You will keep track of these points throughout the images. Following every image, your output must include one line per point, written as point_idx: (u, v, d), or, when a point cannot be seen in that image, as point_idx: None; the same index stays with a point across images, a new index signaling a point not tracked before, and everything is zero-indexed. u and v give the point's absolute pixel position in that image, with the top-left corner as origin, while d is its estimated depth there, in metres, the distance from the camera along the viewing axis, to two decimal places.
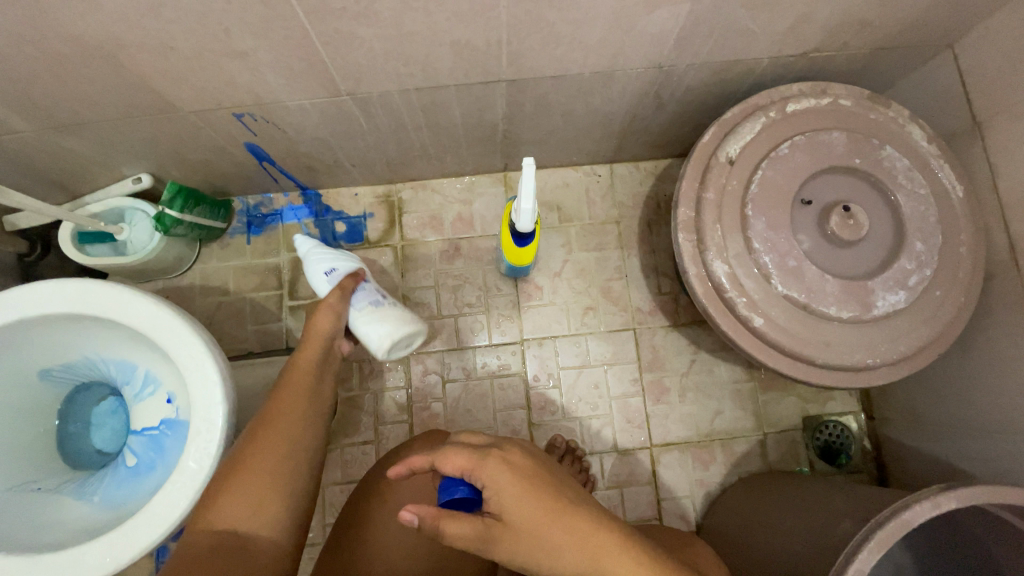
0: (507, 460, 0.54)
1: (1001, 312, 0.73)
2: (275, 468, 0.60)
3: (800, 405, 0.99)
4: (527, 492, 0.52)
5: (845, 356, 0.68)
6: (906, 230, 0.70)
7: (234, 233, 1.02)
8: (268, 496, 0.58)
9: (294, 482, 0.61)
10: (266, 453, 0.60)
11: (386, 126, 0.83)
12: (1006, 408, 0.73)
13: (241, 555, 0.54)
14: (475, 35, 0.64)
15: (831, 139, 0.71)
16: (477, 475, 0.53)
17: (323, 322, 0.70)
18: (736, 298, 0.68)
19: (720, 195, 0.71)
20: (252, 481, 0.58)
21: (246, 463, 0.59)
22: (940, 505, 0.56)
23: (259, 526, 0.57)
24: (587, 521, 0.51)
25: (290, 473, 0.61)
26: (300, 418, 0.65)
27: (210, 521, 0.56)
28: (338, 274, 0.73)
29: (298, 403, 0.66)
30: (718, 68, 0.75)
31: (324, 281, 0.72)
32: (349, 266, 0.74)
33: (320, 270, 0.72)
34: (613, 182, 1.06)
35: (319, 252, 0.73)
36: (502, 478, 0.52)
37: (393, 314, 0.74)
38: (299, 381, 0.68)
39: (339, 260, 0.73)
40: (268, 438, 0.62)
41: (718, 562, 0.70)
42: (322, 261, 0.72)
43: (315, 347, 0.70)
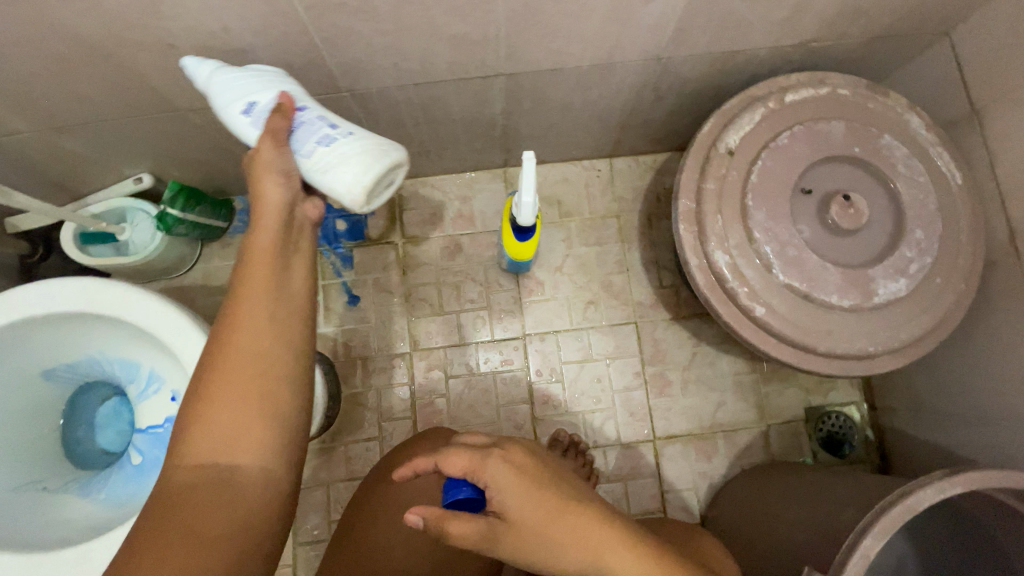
0: (509, 460, 0.53)
1: (1001, 299, 0.73)
2: (251, 385, 0.50)
3: (802, 396, 0.99)
4: (531, 491, 0.52)
5: (847, 344, 0.68)
6: (905, 217, 0.70)
7: (235, 232, 1.02)
8: (246, 418, 0.49)
9: (276, 397, 0.51)
10: (235, 370, 0.50)
11: (385, 122, 0.83)
12: (1008, 395, 0.73)
13: (228, 491, 0.47)
14: (474, 30, 0.64)
15: (830, 128, 0.71)
16: (480, 475, 0.53)
17: (269, 190, 0.55)
18: (737, 287, 0.68)
19: (720, 185, 0.71)
20: (224, 404, 0.49)
21: (214, 382, 0.50)
22: (944, 490, 0.56)
23: (240, 454, 0.48)
24: (591, 519, 0.51)
25: (269, 388, 0.51)
26: (272, 320, 0.53)
27: (185, 458, 0.48)
28: (260, 111, 0.55)
29: (264, 299, 0.53)
30: (716, 59, 0.75)
31: (244, 123, 0.55)
32: (272, 97, 0.55)
33: (235, 109, 0.55)
34: (613, 176, 1.06)
35: (227, 87, 0.55)
36: (505, 477, 0.52)
37: (353, 148, 0.52)
38: (260, 272, 0.54)
39: (255, 90, 0.55)
40: (235, 350, 0.51)
41: (727, 556, 0.68)
42: (236, 98, 0.54)
43: (272, 225, 0.55)
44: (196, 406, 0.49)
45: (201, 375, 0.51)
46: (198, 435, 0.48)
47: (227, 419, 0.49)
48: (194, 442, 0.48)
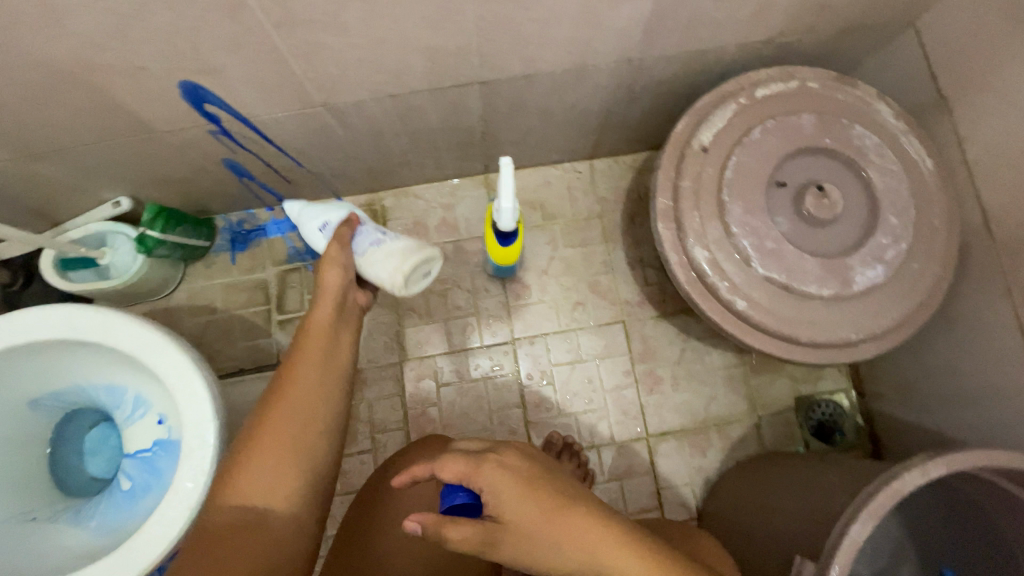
0: (504, 463, 0.54)
1: (979, 281, 0.74)
2: (294, 443, 0.58)
3: (791, 386, 1.00)
4: (526, 493, 0.52)
5: (829, 333, 0.69)
6: (880, 205, 0.71)
7: (218, 250, 1.01)
8: (286, 471, 0.56)
9: (314, 455, 0.59)
10: (281, 430, 0.58)
11: (364, 135, 0.83)
12: (992, 376, 0.74)
13: (264, 535, 0.53)
14: (445, 40, 0.64)
15: (801, 121, 0.72)
16: (476, 479, 0.53)
17: (333, 277, 0.64)
18: (718, 282, 0.69)
19: (696, 182, 0.72)
20: (268, 457, 0.56)
21: (261, 435, 0.57)
22: (928, 472, 0.56)
23: (276, 502, 0.55)
24: (586, 518, 0.52)
25: (310, 447, 0.59)
26: (318, 386, 0.61)
27: (230, 500, 0.54)
28: (330, 226, 0.66)
29: (313, 367, 0.62)
30: (688, 58, 0.76)
31: (322, 239, 0.67)
32: (342, 216, 0.67)
33: (313, 227, 0.67)
34: (594, 177, 1.07)
35: (309, 211, 0.68)
36: (500, 479, 0.53)
37: (397, 246, 0.63)
38: (314, 344, 0.63)
39: (329, 213, 0.67)
40: (283, 409, 0.59)
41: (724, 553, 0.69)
42: (315, 219, 0.67)
43: (330, 306, 0.64)
44: (245, 455, 0.56)
45: (250, 430, 0.58)
46: (243, 480, 0.55)
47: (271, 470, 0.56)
48: (236, 487, 0.55)
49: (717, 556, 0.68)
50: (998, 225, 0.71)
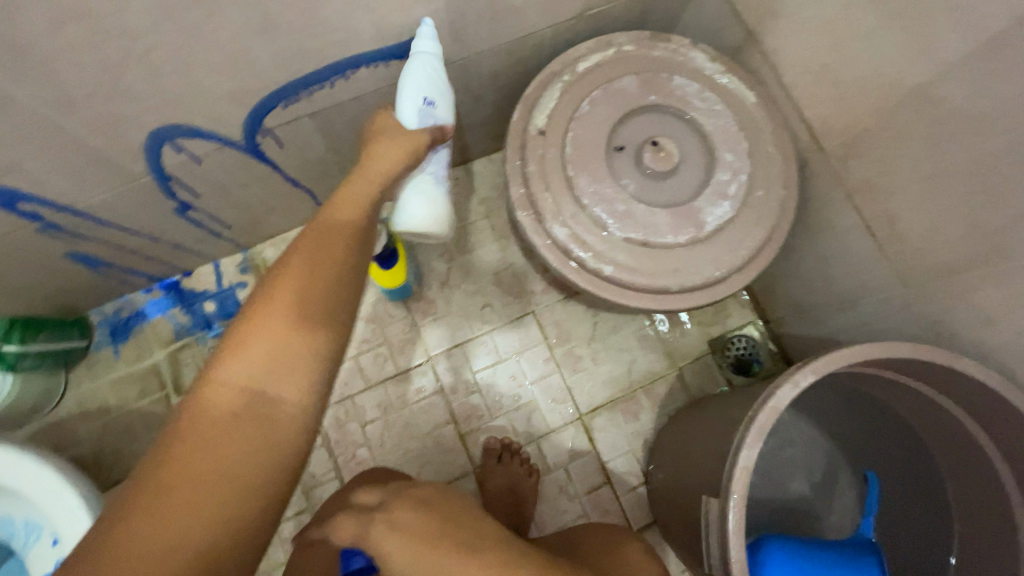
0: (395, 523, 0.49)
1: (823, 192, 0.79)
2: (310, 322, 0.46)
3: (702, 331, 1.04)
4: (419, 550, 0.46)
5: (695, 275, 0.71)
6: (713, 145, 0.74)
7: (99, 347, 0.96)
8: (298, 354, 0.46)
9: (330, 345, 0.47)
10: (296, 302, 0.46)
11: (212, 194, 0.80)
12: (859, 275, 0.78)
13: (264, 429, 0.44)
14: (248, 82, 0.63)
15: (624, 84, 0.75)
16: (365, 543, 0.49)
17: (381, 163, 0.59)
18: (583, 254, 0.71)
19: (542, 165, 0.73)
20: (277, 332, 0.45)
21: (269, 306, 0.46)
22: (799, 383, 0.58)
23: (286, 387, 0.45)
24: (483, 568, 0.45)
25: (323, 333, 0.47)
26: (338, 260, 0.50)
27: (231, 376, 0.44)
28: (430, 114, 0.65)
29: (333, 239, 0.50)
30: (509, 48, 0.77)
31: (413, 109, 0.64)
32: (444, 119, 0.67)
33: (416, 94, 0.64)
34: (472, 180, 1.07)
35: (424, 77, 0.64)
36: (388, 543, 0.47)
37: (442, 204, 0.71)
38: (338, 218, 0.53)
39: (441, 103, 0.66)
40: (299, 278, 0.47)
41: (648, 558, 0.64)
42: (427, 90, 0.64)
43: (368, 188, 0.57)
44: (249, 326, 0.45)
45: (256, 297, 0.47)
46: (244, 350, 0.45)
47: (279, 353, 0.45)
48: (233, 368, 0.44)
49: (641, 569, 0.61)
50: (824, 138, 0.75)
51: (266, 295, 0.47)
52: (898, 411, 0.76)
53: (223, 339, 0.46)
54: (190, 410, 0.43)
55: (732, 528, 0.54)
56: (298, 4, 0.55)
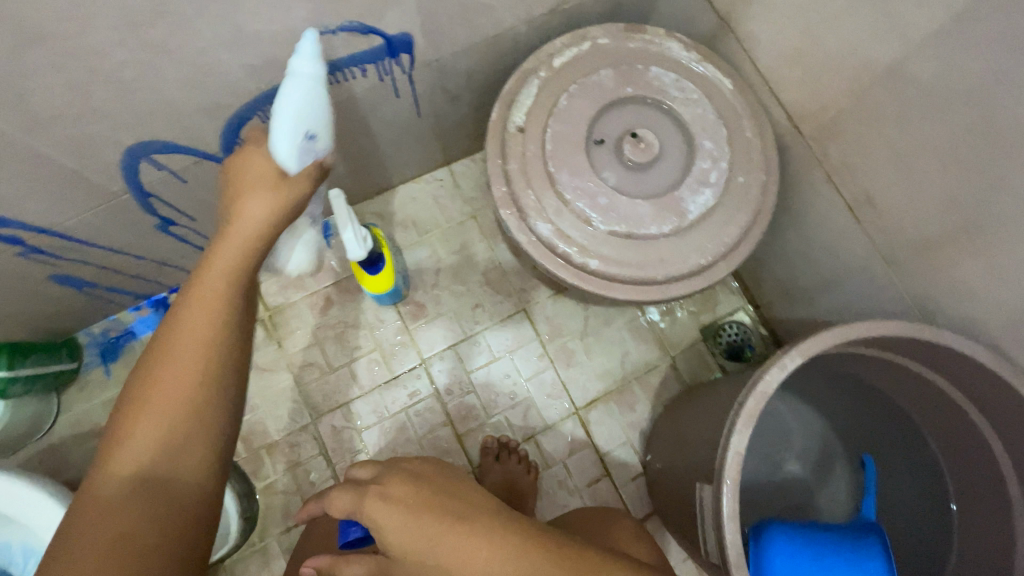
0: (387, 495, 0.49)
1: (803, 175, 0.79)
2: (192, 400, 0.47)
3: (693, 319, 1.04)
4: (412, 522, 0.47)
5: (680, 264, 0.72)
6: (692, 134, 0.75)
7: (90, 368, 0.96)
8: (185, 432, 0.46)
9: (219, 412, 0.48)
10: (176, 382, 0.46)
11: (194, 209, 0.80)
12: (843, 256, 0.79)
13: (158, 514, 0.44)
14: (221, 94, 0.62)
15: (600, 78, 0.75)
16: (360, 515, 0.49)
17: (251, 211, 0.53)
18: (568, 250, 0.71)
19: (522, 162, 0.73)
20: (160, 415, 0.46)
21: (150, 389, 0.46)
22: (786, 366, 0.58)
23: (178, 465, 0.46)
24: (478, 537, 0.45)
25: (212, 403, 0.48)
26: (216, 327, 0.49)
27: (119, 464, 0.45)
28: (309, 146, 0.57)
29: (207, 307, 0.49)
30: (483, 47, 0.77)
31: (293, 141, 0.55)
32: (323, 150, 0.59)
33: (297, 127, 0.55)
34: (456, 181, 1.07)
35: (307, 108, 0.55)
36: (381, 515, 0.48)
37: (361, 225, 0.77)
38: (211, 279, 0.50)
39: (322, 133, 0.58)
40: (176, 357, 0.47)
41: (640, 538, 0.72)
42: (311, 122, 0.56)
43: (240, 250, 0.52)
44: (132, 413, 0.46)
45: (138, 380, 0.47)
46: (129, 436, 0.45)
47: (165, 435, 0.45)
48: (121, 458, 0.45)
49: (631, 544, 0.71)
50: (801, 121, 0.76)
51: (140, 389, 0.47)
52: (889, 389, 0.77)
53: (110, 428, 0.46)
54: (79, 503, 0.44)
55: (727, 514, 0.55)
56: (266, 13, 0.55)
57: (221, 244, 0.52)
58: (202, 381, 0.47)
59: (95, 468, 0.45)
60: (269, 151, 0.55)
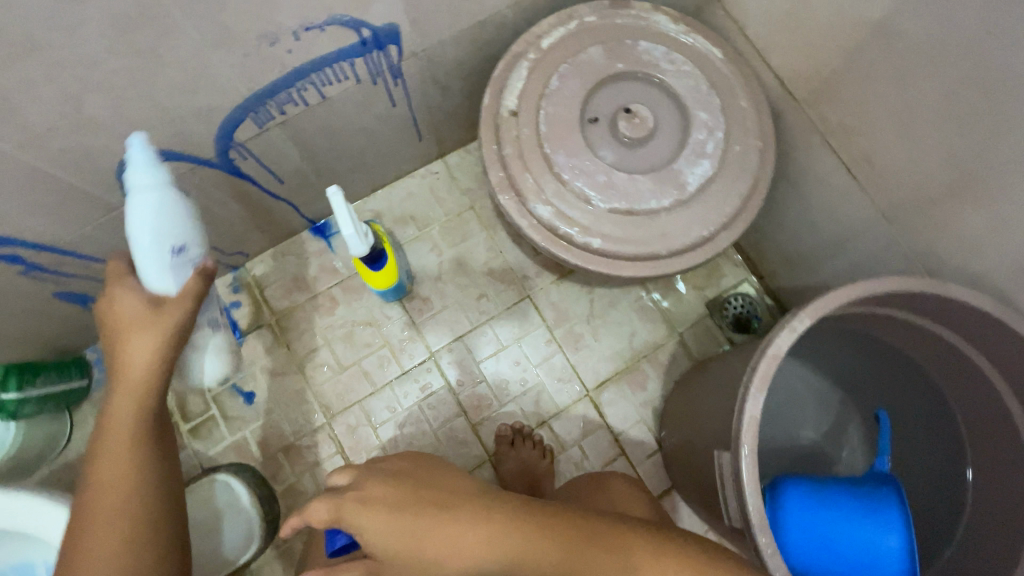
0: (367, 499, 0.51)
1: (800, 141, 0.79)
2: (126, 555, 0.52)
3: (698, 294, 1.04)
4: (393, 519, 0.50)
5: (683, 236, 0.72)
6: (685, 106, 0.74)
7: (101, 384, 0.96)
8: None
9: (156, 553, 0.54)
10: (110, 542, 0.52)
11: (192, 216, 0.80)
12: (845, 219, 0.79)
13: None
14: (213, 97, 0.62)
15: (590, 56, 0.74)
16: (342, 522, 0.51)
17: (140, 354, 0.56)
18: (570, 230, 0.71)
19: (518, 146, 0.73)
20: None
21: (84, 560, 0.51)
22: (796, 328, 0.59)
23: None
24: (465, 519, 0.49)
25: (148, 545, 0.53)
26: (133, 482, 0.55)
27: None
28: (181, 259, 0.58)
29: (120, 465, 0.55)
30: (471, 34, 0.76)
31: (160, 261, 0.56)
32: (199, 255, 0.60)
33: (158, 247, 0.56)
34: (452, 173, 1.06)
35: (165, 223, 0.56)
36: (363, 518, 0.50)
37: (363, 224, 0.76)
38: (116, 440, 0.55)
39: (191, 241, 0.59)
40: (103, 521, 0.53)
41: (635, 492, 0.74)
42: (174, 237, 0.57)
43: (135, 396, 0.56)
44: None
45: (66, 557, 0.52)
46: None
47: None
48: None
49: (626, 497, 0.73)
50: (794, 86, 0.75)
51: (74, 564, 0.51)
52: (898, 347, 0.77)
53: None
54: None
55: (747, 479, 0.55)
56: (250, 11, 0.55)
57: (114, 401, 0.56)
58: (134, 532, 0.53)
59: None
60: (144, 283, 0.57)
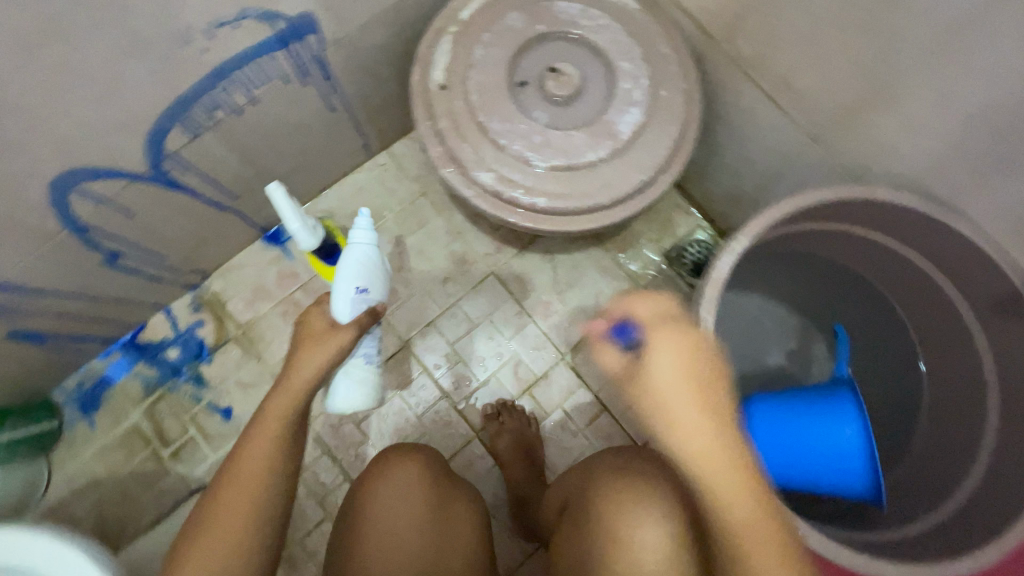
0: (677, 349, 0.57)
1: (724, 79, 0.81)
2: (245, 531, 0.52)
3: (656, 247, 1.06)
4: (685, 376, 0.56)
5: (624, 184, 0.74)
6: (609, 59, 0.76)
7: (73, 424, 0.94)
8: (231, 558, 0.51)
9: (264, 540, 0.54)
10: (238, 511, 0.52)
11: (136, 234, 0.78)
12: (777, 148, 0.82)
13: None
14: (135, 106, 0.62)
15: (510, 21, 0.76)
16: (653, 339, 0.57)
17: (313, 359, 0.60)
18: (514, 193, 0.73)
19: (452, 118, 0.74)
20: (218, 538, 0.51)
21: (212, 516, 0.52)
22: (734, 250, 0.62)
23: None
24: (711, 441, 0.53)
25: (260, 529, 0.53)
26: (267, 472, 0.54)
27: None
28: (364, 298, 0.67)
29: (265, 447, 0.55)
30: (389, 15, 0.77)
31: (348, 299, 0.65)
32: (376, 299, 0.69)
33: (350, 287, 0.66)
34: (399, 162, 1.06)
35: (352, 267, 0.68)
36: (673, 355, 0.56)
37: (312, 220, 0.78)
38: (269, 422, 0.56)
39: (374, 287, 0.69)
40: (234, 492, 0.53)
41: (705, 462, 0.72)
42: (358, 278, 0.67)
43: (294, 392, 0.58)
44: (195, 538, 0.51)
45: (205, 503, 0.53)
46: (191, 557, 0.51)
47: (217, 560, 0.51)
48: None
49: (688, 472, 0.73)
50: (709, 26, 0.77)
51: (209, 511, 0.53)
52: (842, 260, 0.81)
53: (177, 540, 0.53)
54: None
55: None
56: (157, 12, 0.55)
57: (280, 387, 0.58)
58: (259, 513, 0.53)
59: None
60: (332, 314, 0.65)
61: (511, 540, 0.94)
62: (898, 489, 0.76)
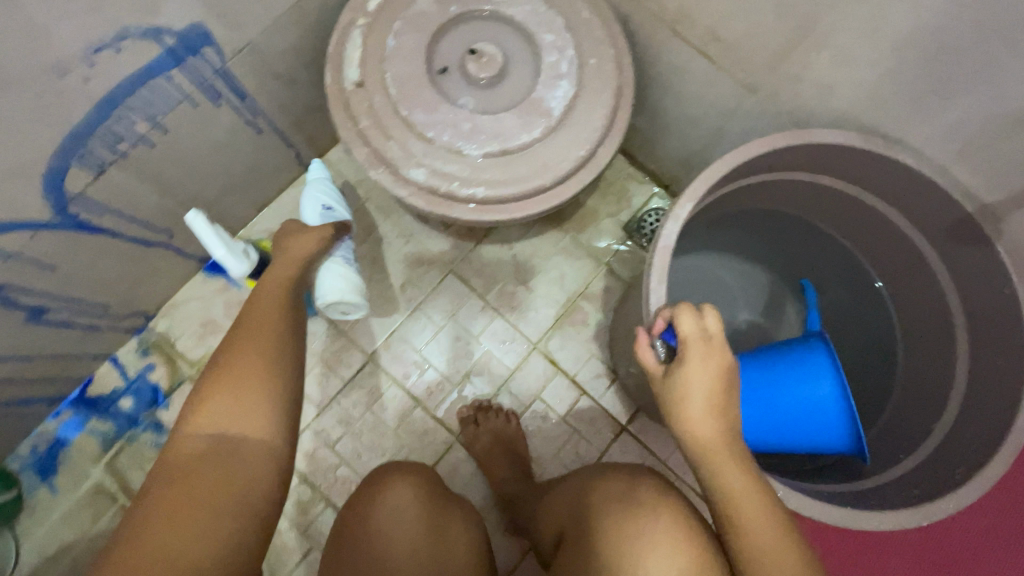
0: (707, 367, 0.51)
1: (654, 38, 0.78)
2: (262, 369, 0.59)
3: (614, 221, 1.03)
4: (712, 404, 0.50)
5: (563, 161, 0.70)
6: (530, 32, 0.72)
7: (32, 491, 0.89)
8: (254, 394, 0.57)
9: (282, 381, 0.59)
10: (251, 351, 0.60)
11: (61, 284, 0.74)
12: (717, 103, 0.79)
13: (236, 458, 0.53)
14: (24, 151, 0.57)
15: (421, 6, 0.71)
16: (690, 357, 0.51)
17: (298, 247, 0.75)
18: (450, 186, 0.69)
19: (373, 116, 0.70)
20: (240, 375, 0.57)
21: (230, 362, 0.58)
22: (680, 215, 0.59)
23: (249, 423, 0.55)
24: (721, 471, 0.49)
25: (276, 372, 0.59)
26: (273, 326, 0.63)
27: (196, 427, 0.54)
28: (329, 213, 0.84)
29: (269, 309, 0.65)
30: (293, 15, 0.72)
31: (316, 212, 0.84)
32: (343, 217, 0.86)
33: (317, 203, 0.84)
34: (337, 171, 1.02)
35: (318, 190, 0.85)
36: (703, 381, 0.51)
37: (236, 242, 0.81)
38: (267, 298, 0.67)
39: (339, 207, 0.86)
40: (247, 339, 0.61)
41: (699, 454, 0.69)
42: (324, 199, 0.85)
43: (289, 266, 0.72)
44: (213, 380, 0.57)
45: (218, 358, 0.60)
46: (212, 396, 0.56)
47: (240, 397, 0.56)
48: (206, 410, 0.55)
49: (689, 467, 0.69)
50: None
51: (224, 361, 0.59)
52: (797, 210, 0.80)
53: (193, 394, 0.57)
54: (167, 455, 0.53)
55: None
56: (23, 44, 0.50)
57: (275, 270, 0.72)
58: (271, 358, 0.60)
59: (180, 425, 0.55)
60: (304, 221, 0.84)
61: (508, 540, 0.92)
62: (880, 433, 0.75)
